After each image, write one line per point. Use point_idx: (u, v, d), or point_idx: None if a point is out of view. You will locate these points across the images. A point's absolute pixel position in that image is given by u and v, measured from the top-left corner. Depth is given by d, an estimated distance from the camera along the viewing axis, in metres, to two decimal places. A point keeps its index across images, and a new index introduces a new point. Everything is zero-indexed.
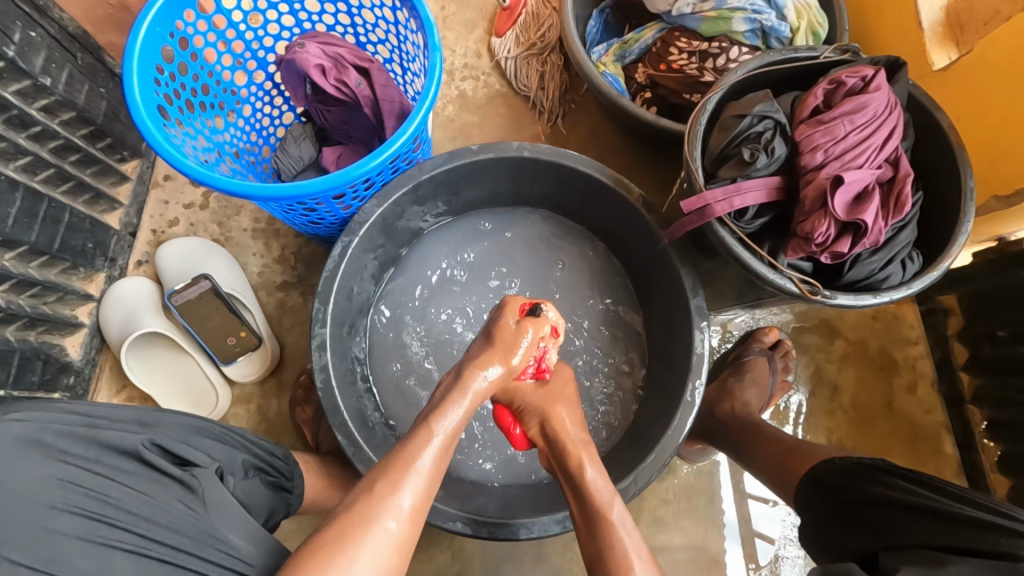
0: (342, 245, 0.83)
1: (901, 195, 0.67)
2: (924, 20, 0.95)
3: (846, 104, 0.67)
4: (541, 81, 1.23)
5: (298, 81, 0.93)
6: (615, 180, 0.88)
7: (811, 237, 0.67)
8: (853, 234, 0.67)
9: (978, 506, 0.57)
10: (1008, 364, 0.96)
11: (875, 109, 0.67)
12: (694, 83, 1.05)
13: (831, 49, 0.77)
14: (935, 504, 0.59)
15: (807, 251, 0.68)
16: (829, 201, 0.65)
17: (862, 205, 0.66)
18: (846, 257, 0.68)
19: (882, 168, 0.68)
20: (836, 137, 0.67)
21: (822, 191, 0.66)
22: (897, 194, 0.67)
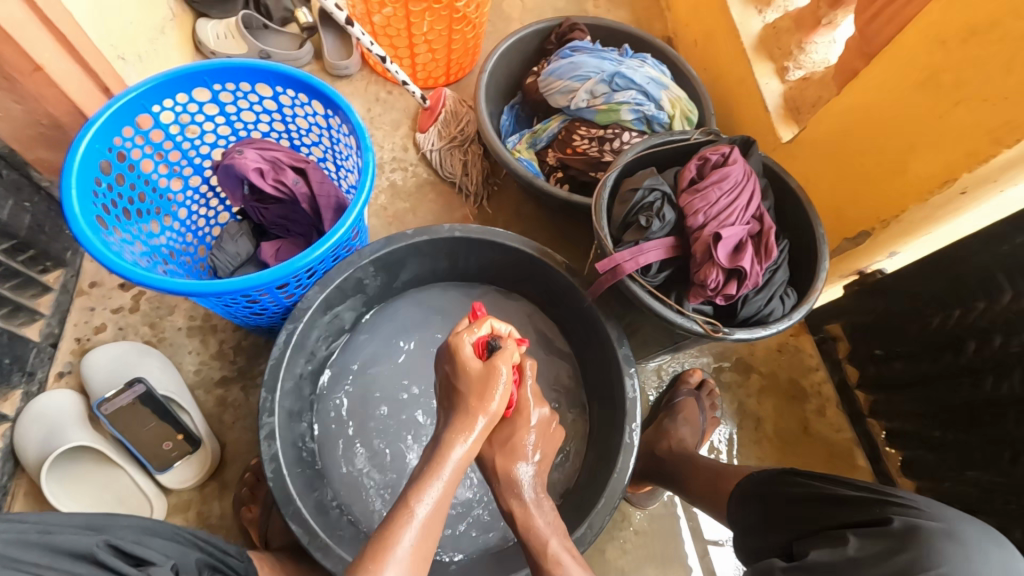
0: (287, 331, 0.86)
1: (768, 245, 0.82)
2: (770, 105, 1.24)
3: (712, 175, 0.83)
4: (465, 168, 1.36)
5: (236, 184, 0.98)
6: (540, 250, 0.98)
7: (705, 284, 0.79)
8: (737, 279, 0.79)
9: (860, 488, 0.68)
10: (892, 379, 1.12)
11: (736, 178, 0.82)
12: (598, 163, 1.22)
13: (698, 132, 0.95)
14: (830, 490, 0.69)
15: (705, 295, 0.80)
16: (713, 253, 0.78)
17: (740, 254, 0.79)
18: (737, 297, 0.80)
19: (751, 224, 0.83)
20: (710, 201, 0.81)
21: (707, 246, 0.79)
22: (765, 244, 0.82)
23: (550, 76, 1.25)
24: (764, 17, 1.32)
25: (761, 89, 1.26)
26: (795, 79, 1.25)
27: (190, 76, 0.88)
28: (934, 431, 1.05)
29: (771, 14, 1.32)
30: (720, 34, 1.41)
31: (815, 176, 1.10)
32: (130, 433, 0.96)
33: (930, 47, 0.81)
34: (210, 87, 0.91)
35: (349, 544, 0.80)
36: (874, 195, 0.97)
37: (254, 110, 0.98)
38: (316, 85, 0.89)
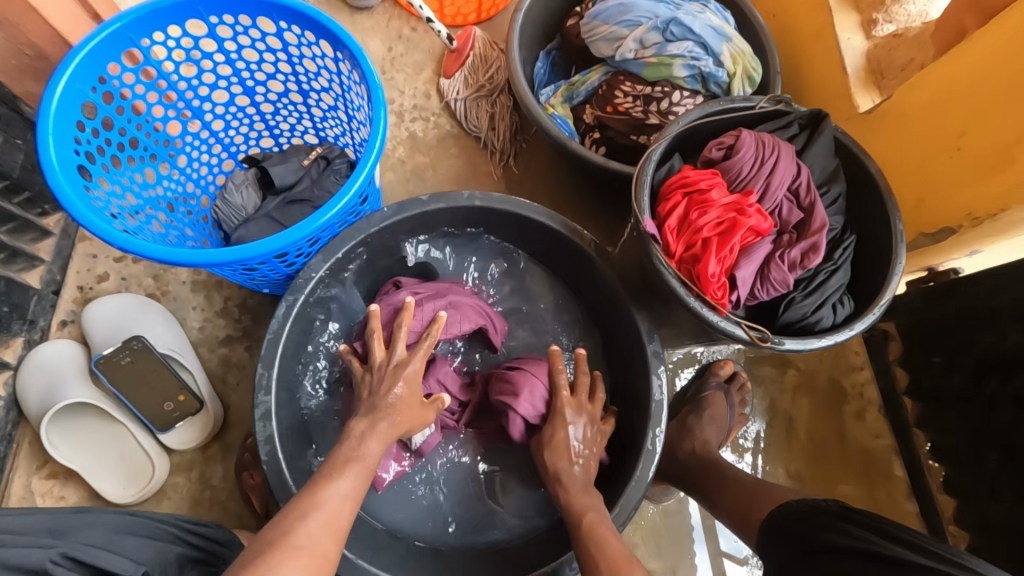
0: (286, 303, 0.79)
1: (812, 239, 0.71)
2: (849, 66, 1.05)
3: (715, 174, 0.73)
4: (491, 122, 1.23)
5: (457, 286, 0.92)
6: (566, 227, 0.89)
7: (769, 275, 0.71)
8: (791, 262, 0.71)
9: (922, 554, 0.61)
10: (945, 392, 1.02)
11: (739, 173, 0.73)
12: (641, 125, 1.07)
13: (766, 99, 0.78)
14: (887, 550, 0.62)
15: (771, 285, 0.71)
16: (749, 248, 0.71)
17: (766, 263, 0.72)
18: (791, 285, 0.71)
19: (789, 212, 0.72)
20: (727, 192, 0.72)
21: (742, 241, 0.71)
22: (812, 244, 0.70)
23: (595, 20, 1.09)
24: None
25: (841, 46, 1.07)
26: (884, 35, 1.05)
27: (179, 7, 0.78)
28: (984, 452, 0.97)
29: None
30: None
31: (892, 151, 0.95)
32: (129, 391, 0.93)
33: None
34: (205, 20, 0.81)
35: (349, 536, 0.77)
36: (959, 190, 0.85)
37: (255, 48, 0.87)
38: (323, 21, 0.78)
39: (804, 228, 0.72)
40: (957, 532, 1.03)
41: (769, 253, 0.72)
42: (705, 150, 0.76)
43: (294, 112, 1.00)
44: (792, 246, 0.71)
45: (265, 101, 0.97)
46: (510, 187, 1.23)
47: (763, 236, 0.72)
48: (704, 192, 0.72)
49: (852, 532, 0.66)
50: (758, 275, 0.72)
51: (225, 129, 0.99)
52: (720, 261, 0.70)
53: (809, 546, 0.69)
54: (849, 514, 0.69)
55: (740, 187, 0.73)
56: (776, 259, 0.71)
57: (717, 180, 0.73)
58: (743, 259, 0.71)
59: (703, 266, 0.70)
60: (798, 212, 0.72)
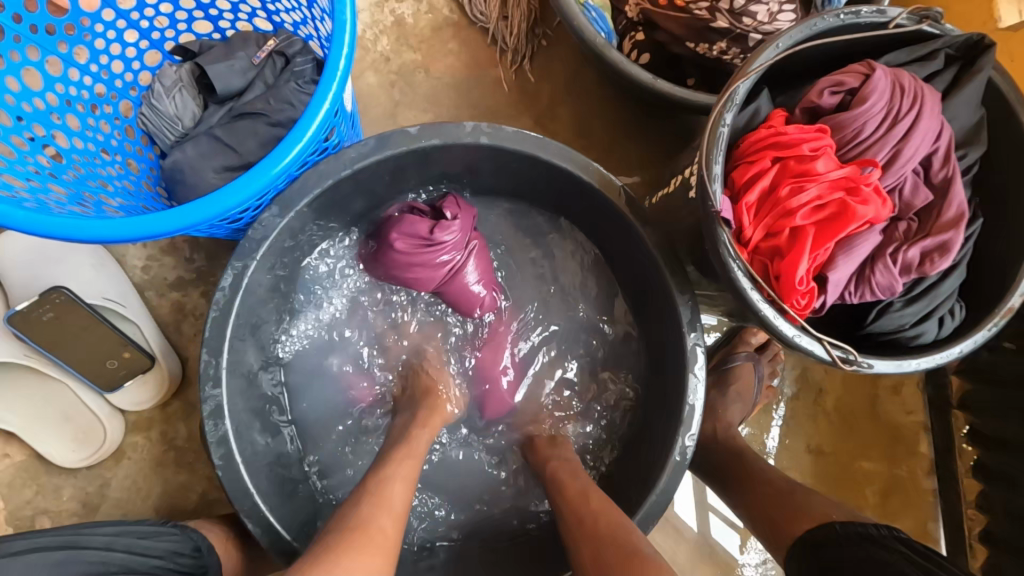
0: (233, 271, 0.61)
1: (940, 234, 0.52)
2: None
3: (820, 131, 0.52)
4: (503, 8, 0.94)
5: (404, 257, 0.72)
6: (600, 179, 0.67)
7: (873, 277, 0.54)
8: (905, 264, 0.53)
9: None
10: (1007, 381, 0.89)
11: (856, 132, 0.52)
12: (702, 31, 0.80)
13: (906, 13, 0.54)
14: None
15: (875, 289, 0.54)
16: (853, 240, 0.53)
17: (872, 261, 0.54)
18: (898, 291, 0.54)
19: (914, 192, 0.53)
20: (834, 160, 0.51)
21: (847, 233, 0.52)
22: (940, 241, 0.52)
23: None
24: None
25: None
26: None
27: None
28: None
29: None
30: None
31: None
32: (61, 351, 0.78)
33: None
34: None
35: None
36: None
37: None
38: None
39: (930, 216, 0.53)
40: (975, 517, 0.96)
41: (877, 247, 0.54)
42: (809, 94, 0.54)
43: None
44: (911, 240, 0.53)
45: None
46: (521, 100, 0.98)
47: (875, 225, 0.53)
48: (799, 158, 0.52)
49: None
50: (854, 276, 0.54)
51: None
52: (811, 259, 0.52)
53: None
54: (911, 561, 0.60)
55: (856, 153, 0.52)
56: (885, 257, 0.53)
57: (826, 140, 0.52)
58: (842, 255, 0.53)
59: (789, 265, 0.52)
60: (926, 190, 0.53)
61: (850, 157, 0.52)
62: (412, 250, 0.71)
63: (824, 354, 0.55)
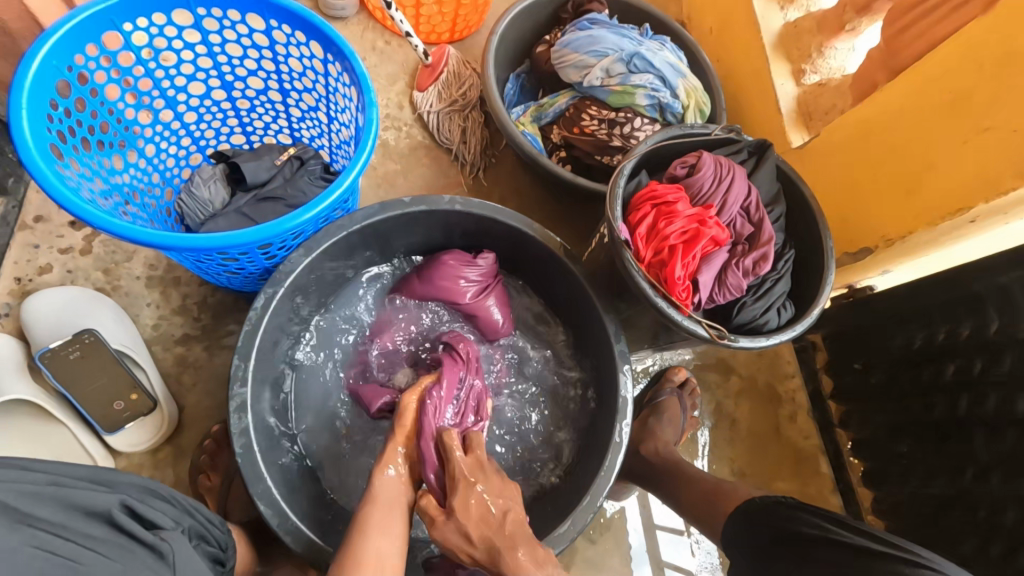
0: (265, 296, 0.78)
1: (762, 252, 0.81)
2: (784, 108, 1.20)
3: (680, 188, 0.82)
4: (463, 136, 1.28)
5: (452, 268, 0.95)
6: (540, 233, 0.92)
7: (727, 281, 0.80)
8: (743, 272, 0.81)
9: (875, 540, 0.70)
10: (864, 395, 1.14)
11: (700, 189, 0.82)
12: (604, 147, 1.16)
13: (720, 128, 0.89)
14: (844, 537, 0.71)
15: (730, 289, 0.80)
16: (711, 256, 0.80)
17: (724, 271, 0.81)
18: (743, 291, 0.81)
19: (743, 227, 0.82)
20: (689, 205, 0.81)
21: (705, 251, 0.79)
22: (761, 254, 0.81)
23: (565, 48, 1.18)
24: (785, 14, 1.25)
25: (776, 90, 1.22)
26: (811, 83, 1.20)
27: None
28: (898, 445, 1.09)
29: (793, 12, 1.24)
30: (737, 24, 1.33)
31: (824, 183, 1.09)
32: (76, 389, 0.87)
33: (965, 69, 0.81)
34: (192, 11, 0.81)
35: (323, 533, 0.75)
36: (882, 215, 0.98)
37: (240, 43, 0.87)
38: (316, 23, 0.80)
39: (754, 240, 0.82)
40: (875, 522, 1.15)
41: (726, 260, 0.81)
42: (670, 169, 0.85)
43: (270, 111, 1.00)
44: (745, 256, 0.81)
45: (242, 97, 0.97)
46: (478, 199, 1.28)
47: (721, 245, 0.81)
48: (668, 204, 0.80)
49: (812, 522, 0.75)
50: (716, 280, 0.81)
51: (197, 123, 0.97)
52: (685, 266, 0.78)
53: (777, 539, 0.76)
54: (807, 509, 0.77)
55: (702, 202, 0.82)
56: (732, 267, 0.80)
57: (682, 194, 0.81)
58: (705, 265, 0.79)
59: (671, 271, 0.77)
60: (749, 226, 0.83)
61: (700, 205, 0.82)
62: (459, 265, 0.95)
63: (705, 333, 0.78)
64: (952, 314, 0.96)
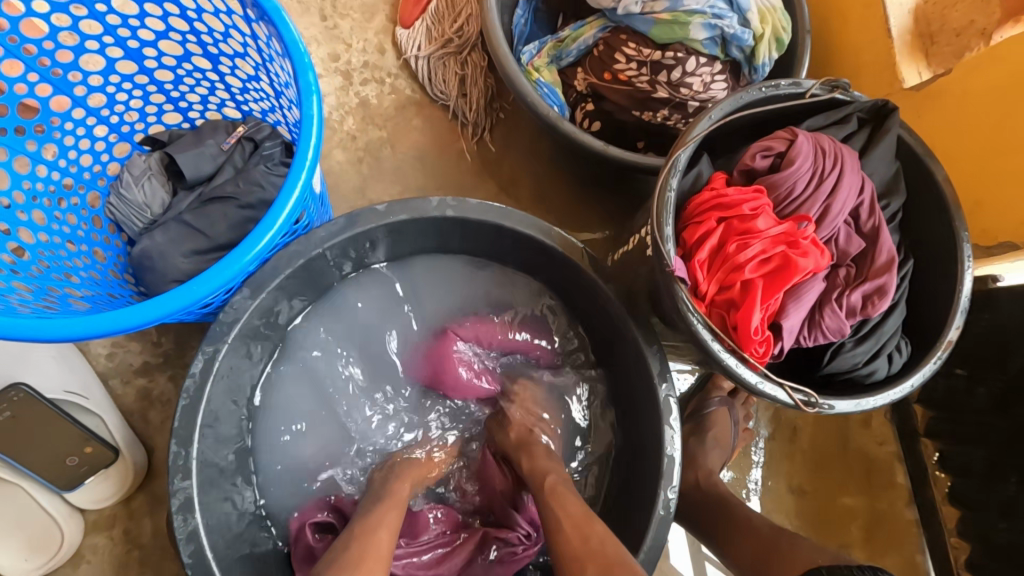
0: (203, 357, 0.61)
1: (880, 279, 0.57)
2: (894, 26, 0.84)
3: (760, 189, 0.57)
4: (461, 87, 1.00)
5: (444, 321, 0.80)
6: (562, 243, 0.71)
7: (822, 323, 0.57)
8: (849, 309, 0.57)
9: None
10: (965, 406, 0.93)
11: (790, 189, 0.57)
12: (646, 99, 0.88)
13: (818, 83, 0.61)
14: None
15: (828, 334, 0.58)
16: (802, 289, 0.56)
17: (819, 308, 0.57)
18: (844, 334, 0.58)
19: (852, 242, 0.57)
20: (773, 216, 0.56)
21: (794, 283, 0.56)
22: (878, 286, 0.56)
23: None
24: None
25: (885, 1, 0.85)
26: None
27: None
28: (1004, 471, 0.89)
29: None
30: None
31: (953, 141, 0.81)
32: (11, 449, 0.73)
33: None
34: None
35: None
36: None
37: None
38: None
39: (866, 263, 0.57)
40: (958, 544, 0.97)
41: (823, 293, 0.58)
42: (746, 156, 0.59)
43: (203, 82, 0.77)
44: (854, 286, 0.57)
45: (160, 66, 0.74)
46: (486, 168, 1.02)
47: (818, 274, 0.57)
48: (743, 215, 0.56)
49: None
50: (806, 321, 0.58)
51: (108, 107, 0.76)
52: (764, 308, 0.55)
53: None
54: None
55: (792, 209, 0.57)
56: (833, 304, 0.57)
57: (763, 199, 0.56)
58: (793, 304, 0.56)
59: (743, 316, 0.55)
60: (858, 239, 0.58)
61: (787, 212, 0.57)
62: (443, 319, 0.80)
63: (787, 397, 0.57)
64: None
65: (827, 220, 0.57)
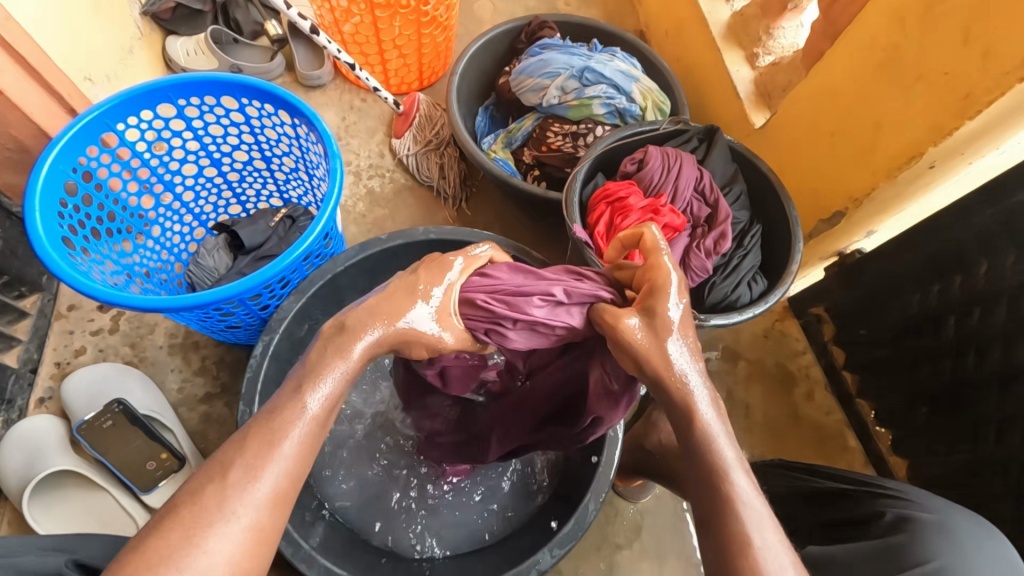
0: (263, 343, 0.85)
1: (723, 231, 0.83)
2: (741, 92, 1.21)
3: (630, 184, 0.86)
4: (442, 171, 1.35)
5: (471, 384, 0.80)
6: (515, 248, 0.97)
7: (691, 265, 0.82)
8: (707, 254, 0.83)
9: (844, 480, 0.75)
10: (875, 358, 1.12)
11: (650, 181, 0.85)
12: (573, 159, 1.21)
13: (667, 122, 0.93)
14: (815, 484, 0.76)
15: (698, 273, 0.82)
16: (671, 243, 0.82)
17: (686, 256, 0.83)
18: (709, 272, 0.83)
19: (701, 211, 0.85)
20: (640, 198, 0.84)
21: (665, 240, 0.82)
22: (720, 233, 0.83)
23: (521, 75, 1.26)
24: (731, 5, 1.29)
25: (732, 77, 1.23)
26: (765, 65, 1.22)
27: (151, 93, 0.89)
28: (918, 407, 1.05)
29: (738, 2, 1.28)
30: (689, 23, 1.37)
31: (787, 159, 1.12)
32: (112, 454, 0.95)
33: (889, 25, 0.83)
34: (174, 103, 0.92)
35: (339, 558, 0.79)
36: (845, 176, 0.98)
37: (220, 124, 0.98)
38: (280, 94, 0.90)
39: (713, 221, 0.85)
40: None
41: (688, 245, 0.84)
42: (622, 167, 0.89)
43: (259, 178, 1.10)
44: (706, 238, 0.83)
45: (232, 170, 1.07)
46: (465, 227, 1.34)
47: (680, 231, 0.83)
48: (621, 200, 0.84)
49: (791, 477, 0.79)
50: (681, 265, 0.83)
51: (195, 199, 1.07)
52: None
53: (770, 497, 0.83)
54: (789, 466, 0.81)
55: (655, 194, 0.86)
56: (695, 251, 0.83)
57: (634, 188, 0.85)
58: (668, 252, 0.82)
59: None
60: (705, 208, 0.86)
61: (652, 195, 0.85)
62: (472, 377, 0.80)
63: None
64: (939, 263, 0.95)
65: (678, 199, 0.85)
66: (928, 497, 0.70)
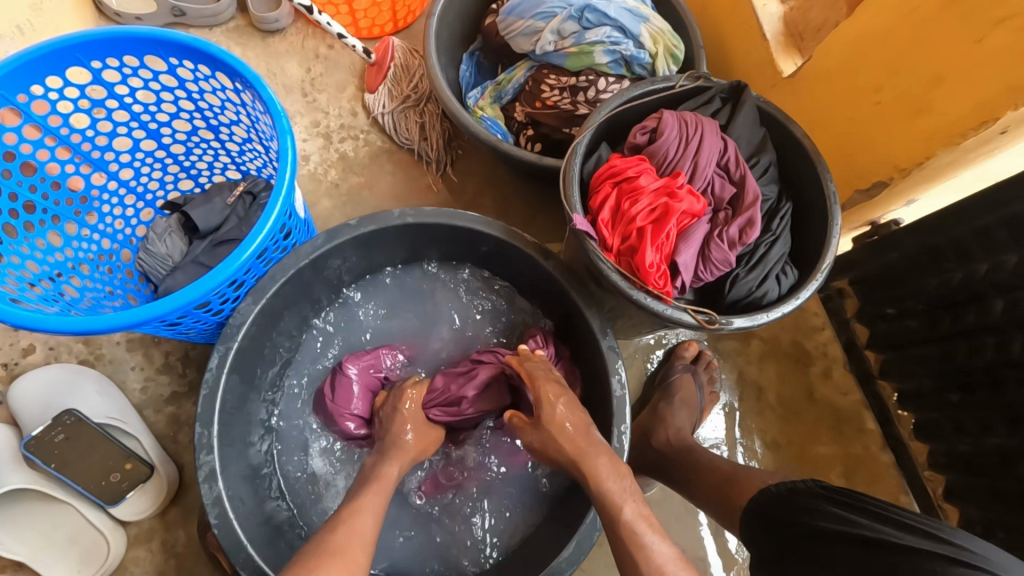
0: (218, 355, 0.74)
1: (750, 216, 0.71)
2: (768, 31, 1.02)
3: (642, 159, 0.72)
4: (423, 132, 1.19)
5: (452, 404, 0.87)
6: (506, 232, 0.84)
7: (712, 256, 0.70)
8: (731, 243, 0.71)
9: (913, 532, 0.57)
10: (903, 339, 1.02)
11: (665, 155, 0.72)
12: (572, 117, 1.04)
13: (684, 77, 0.77)
14: (872, 532, 0.59)
15: (720, 266, 0.71)
16: (690, 231, 0.70)
17: (706, 245, 0.71)
18: (731, 265, 0.71)
19: (724, 191, 0.72)
20: (654, 177, 0.71)
21: (682, 227, 0.70)
22: (747, 218, 0.71)
23: (510, 16, 1.07)
24: None
25: (758, 13, 1.03)
26: None
27: (56, 56, 0.73)
28: (947, 393, 0.96)
29: None
30: None
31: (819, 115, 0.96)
32: (69, 469, 0.87)
33: None
34: (87, 66, 0.76)
35: None
36: (890, 139, 0.84)
37: (150, 89, 0.82)
38: (213, 53, 0.74)
39: (737, 203, 0.72)
40: (932, 478, 1.03)
41: (708, 233, 0.71)
42: (630, 136, 0.74)
43: (208, 150, 0.95)
44: (730, 224, 0.71)
45: (174, 141, 0.92)
46: (451, 196, 1.20)
47: (699, 216, 0.71)
48: (632, 179, 0.70)
49: (833, 514, 0.62)
50: (700, 257, 0.71)
51: (135, 177, 0.93)
52: (660, 249, 0.68)
53: (794, 534, 0.65)
54: (837, 500, 0.64)
55: (670, 171, 0.72)
56: (717, 240, 0.70)
57: (645, 165, 0.71)
58: (685, 243, 0.69)
59: (644, 257, 0.68)
60: (729, 187, 0.72)
61: (666, 173, 0.72)
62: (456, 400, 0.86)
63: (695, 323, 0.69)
64: (990, 241, 0.83)
65: (698, 176, 0.72)
66: (998, 553, 0.55)
